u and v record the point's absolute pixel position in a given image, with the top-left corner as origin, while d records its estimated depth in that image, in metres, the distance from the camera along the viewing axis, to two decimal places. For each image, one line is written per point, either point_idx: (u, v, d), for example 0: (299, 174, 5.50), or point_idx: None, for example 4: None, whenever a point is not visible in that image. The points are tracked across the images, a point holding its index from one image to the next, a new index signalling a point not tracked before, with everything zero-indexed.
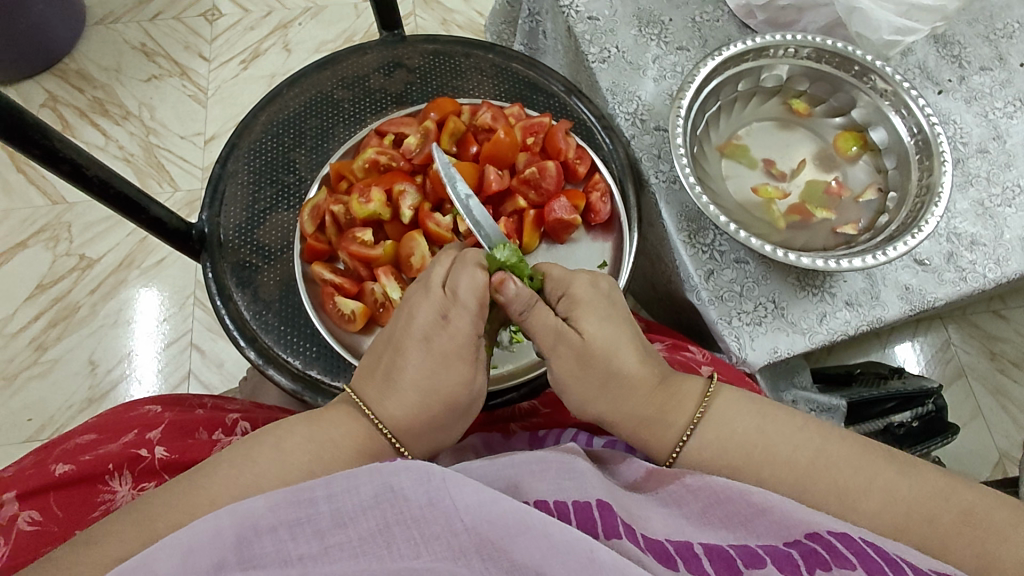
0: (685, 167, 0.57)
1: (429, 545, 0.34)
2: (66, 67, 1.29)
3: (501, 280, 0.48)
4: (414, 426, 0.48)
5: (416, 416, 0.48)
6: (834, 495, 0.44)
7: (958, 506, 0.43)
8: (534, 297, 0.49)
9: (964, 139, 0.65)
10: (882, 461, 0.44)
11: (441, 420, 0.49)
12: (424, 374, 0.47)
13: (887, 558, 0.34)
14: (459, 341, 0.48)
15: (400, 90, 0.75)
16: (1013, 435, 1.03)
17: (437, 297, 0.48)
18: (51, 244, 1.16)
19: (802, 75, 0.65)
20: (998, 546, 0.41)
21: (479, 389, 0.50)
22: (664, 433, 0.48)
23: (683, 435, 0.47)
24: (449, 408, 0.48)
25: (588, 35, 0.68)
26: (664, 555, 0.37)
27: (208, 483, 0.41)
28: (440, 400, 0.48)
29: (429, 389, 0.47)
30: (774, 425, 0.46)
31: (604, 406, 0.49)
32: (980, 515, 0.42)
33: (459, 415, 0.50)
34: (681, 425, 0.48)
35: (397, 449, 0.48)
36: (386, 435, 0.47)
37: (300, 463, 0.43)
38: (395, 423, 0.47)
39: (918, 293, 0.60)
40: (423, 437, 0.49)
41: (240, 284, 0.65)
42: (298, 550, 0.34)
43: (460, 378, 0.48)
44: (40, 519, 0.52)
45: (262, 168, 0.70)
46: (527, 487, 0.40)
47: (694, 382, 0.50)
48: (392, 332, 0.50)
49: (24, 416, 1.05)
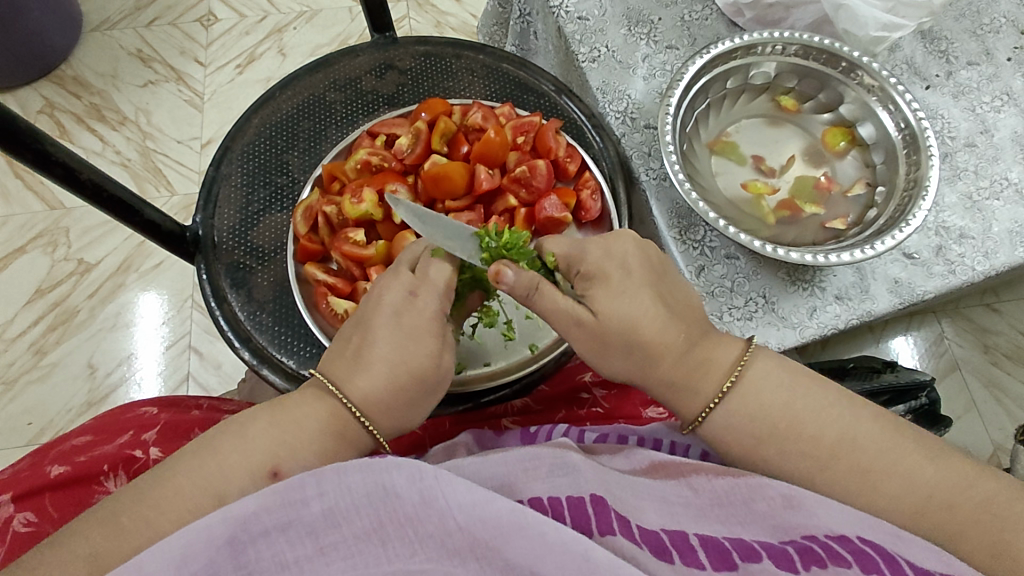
0: (674, 164, 0.57)
1: (423, 544, 0.35)
2: (63, 74, 1.29)
3: (497, 273, 0.47)
4: (382, 403, 0.47)
5: (385, 391, 0.47)
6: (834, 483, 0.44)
7: (981, 494, 0.42)
8: (535, 278, 0.48)
9: (952, 133, 0.66)
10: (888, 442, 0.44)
11: (412, 398, 0.48)
12: (393, 351, 0.47)
13: (883, 555, 0.35)
14: (425, 317, 0.48)
15: (392, 91, 0.76)
16: (1007, 428, 1.03)
17: (407, 279, 0.50)
18: (49, 250, 1.16)
19: (790, 72, 0.65)
20: (1011, 531, 0.41)
21: (447, 367, 0.50)
22: (690, 402, 0.48)
23: (709, 404, 0.47)
24: (418, 384, 0.48)
25: (577, 35, 0.69)
26: (660, 548, 0.37)
27: (196, 489, 0.41)
28: (409, 374, 0.47)
29: (399, 362, 0.47)
30: (776, 405, 0.46)
31: (625, 372, 0.50)
32: (1000, 499, 0.42)
33: (429, 391, 0.49)
34: (708, 394, 0.48)
35: (365, 427, 0.47)
36: (353, 411, 0.46)
37: (286, 465, 0.43)
38: (361, 397, 0.47)
39: (907, 286, 0.61)
40: (394, 413, 0.48)
41: (234, 285, 0.66)
42: (294, 551, 0.34)
43: (429, 354, 0.48)
44: (34, 520, 0.53)
45: (255, 171, 0.71)
46: (521, 485, 0.41)
47: (729, 349, 0.49)
48: (360, 314, 0.50)
49: (23, 420, 1.06)
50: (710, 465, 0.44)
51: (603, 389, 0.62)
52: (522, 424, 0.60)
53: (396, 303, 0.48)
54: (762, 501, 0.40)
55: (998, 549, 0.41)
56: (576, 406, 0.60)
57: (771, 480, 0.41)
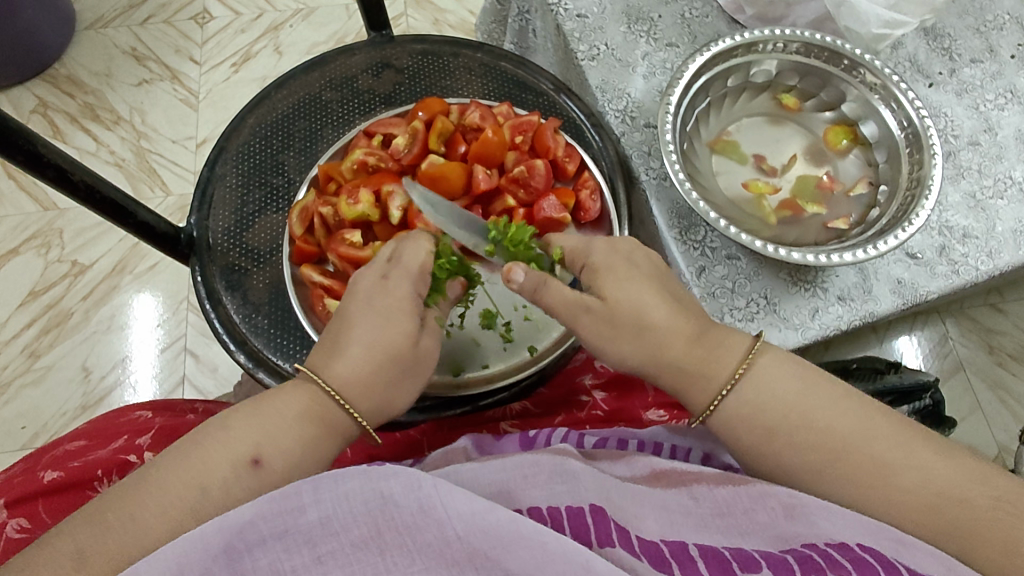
0: (674, 163, 0.57)
1: (422, 553, 0.34)
2: (56, 73, 1.28)
3: (508, 270, 0.49)
4: (361, 383, 0.46)
5: (362, 371, 0.46)
6: (847, 487, 0.42)
7: (992, 492, 0.40)
8: (544, 277, 0.50)
9: (955, 131, 0.65)
10: (897, 436, 0.42)
11: (391, 377, 0.47)
12: (366, 331, 0.47)
13: (881, 563, 0.34)
14: (399, 296, 0.48)
15: (388, 90, 0.75)
16: (1012, 429, 1.03)
17: (380, 266, 0.50)
18: (42, 251, 1.15)
19: (791, 70, 0.65)
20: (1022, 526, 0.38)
21: (425, 347, 0.50)
22: (707, 384, 0.47)
23: (725, 387, 0.46)
24: (397, 362, 0.47)
25: (577, 33, 0.68)
26: (659, 559, 0.37)
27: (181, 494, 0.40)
28: (383, 352, 0.47)
29: (372, 341, 0.47)
30: (784, 399, 0.45)
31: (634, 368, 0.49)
32: (1012, 497, 0.40)
33: (409, 371, 0.48)
34: (723, 378, 0.47)
35: (346, 410, 0.46)
36: (332, 395, 0.45)
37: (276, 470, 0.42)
38: (338, 380, 0.46)
39: (910, 287, 0.60)
40: (373, 393, 0.47)
41: (229, 288, 0.65)
42: (291, 560, 0.34)
43: (405, 332, 0.48)
44: (28, 526, 0.52)
45: (250, 171, 0.70)
46: (519, 493, 0.40)
47: (736, 341, 0.48)
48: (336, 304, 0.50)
49: (18, 424, 1.05)
50: (710, 475, 0.43)
51: (603, 390, 0.61)
52: (520, 427, 0.59)
53: (367, 287, 0.49)
54: (763, 511, 0.39)
55: (1009, 544, 0.38)
56: (575, 410, 0.60)
57: (773, 487, 0.40)
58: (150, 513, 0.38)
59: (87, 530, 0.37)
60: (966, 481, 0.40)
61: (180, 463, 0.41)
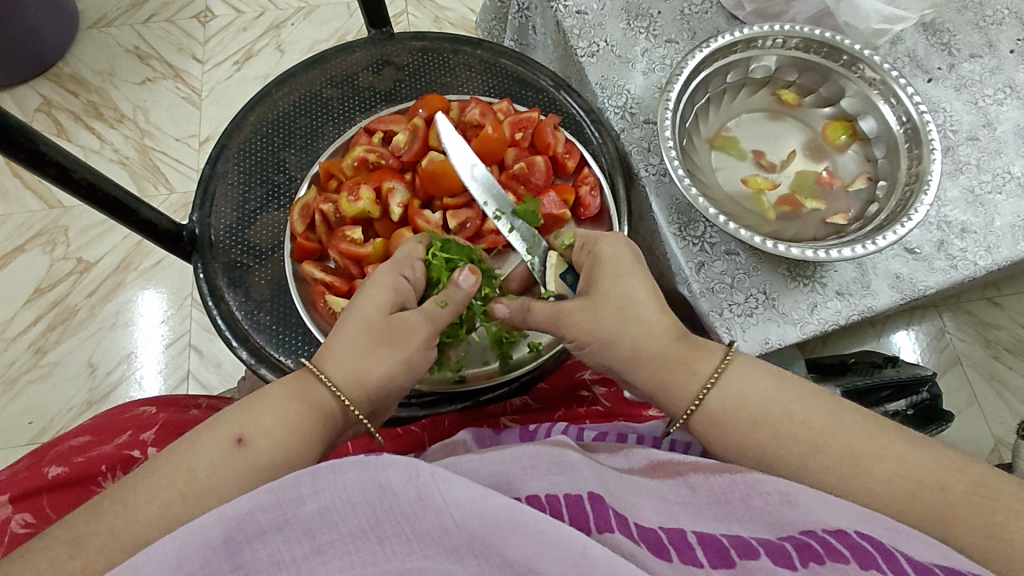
0: (674, 159, 0.57)
1: (421, 541, 0.35)
2: (60, 71, 1.29)
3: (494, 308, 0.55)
4: (340, 353, 0.48)
5: (343, 345, 0.48)
6: (839, 479, 0.42)
7: (969, 477, 0.40)
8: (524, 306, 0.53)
9: (954, 126, 0.65)
10: (888, 428, 0.43)
11: (371, 345, 0.48)
12: (349, 308, 0.50)
13: (879, 548, 0.34)
14: (382, 277, 0.51)
15: (389, 87, 0.75)
16: (1009, 422, 1.03)
17: None
18: (48, 248, 1.16)
19: (791, 66, 0.65)
20: (1004, 512, 0.38)
21: (410, 320, 0.49)
22: (687, 382, 0.48)
23: (705, 386, 0.47)
24: (376, 331, 0.49)
25: (577, 30, 0.68)
26: (658, 546, 0.37)
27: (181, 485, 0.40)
28: (358, 321, 0.49)
29: (350, 313, 0.50)
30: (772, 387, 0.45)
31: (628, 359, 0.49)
32: (988, 483, 0.40)
33: (388, 339, 0.49)
34: (705, 374, 0.47)
35: (329, 386, 0.47)
36: (320, 377, 0.47)
37: (272, 467, 0.43)
38: (324, 358, 0.48)
39: (908, 282, 0.60)
40: (348, 360, 0.48)
41: (232, 284, 0.66)
42: (291, 551, 0.34)
43: (383, 302, 0.50)
44: (32, 521, 0.53)
45: (252, 168, 0.71)
46: (519, 482, 0.41)
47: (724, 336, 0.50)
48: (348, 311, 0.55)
49: (24, 419, 1.06)
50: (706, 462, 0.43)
51: (602, 386, 0.63)
52: (520, 422, 0.60)
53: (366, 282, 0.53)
54: (758, 497, 0.40)
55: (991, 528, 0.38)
56: (576, 404, 0.61)
57: (767, 475, 0.40)
58: (160, 509, 0.39)
59: (98, 525, 0.38)
60: (956, 472, 0.41)
61: (180, 460, 0.41)
